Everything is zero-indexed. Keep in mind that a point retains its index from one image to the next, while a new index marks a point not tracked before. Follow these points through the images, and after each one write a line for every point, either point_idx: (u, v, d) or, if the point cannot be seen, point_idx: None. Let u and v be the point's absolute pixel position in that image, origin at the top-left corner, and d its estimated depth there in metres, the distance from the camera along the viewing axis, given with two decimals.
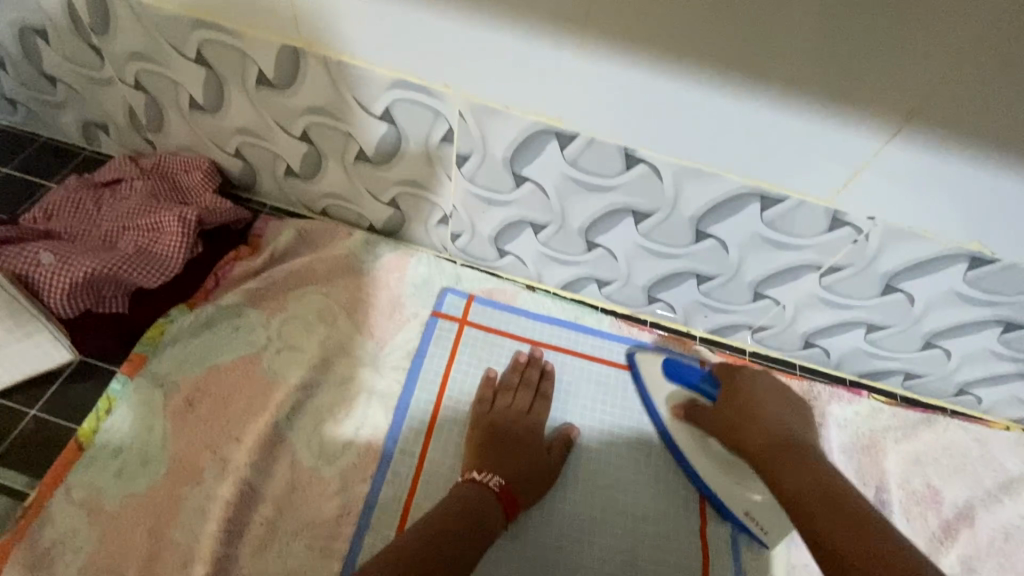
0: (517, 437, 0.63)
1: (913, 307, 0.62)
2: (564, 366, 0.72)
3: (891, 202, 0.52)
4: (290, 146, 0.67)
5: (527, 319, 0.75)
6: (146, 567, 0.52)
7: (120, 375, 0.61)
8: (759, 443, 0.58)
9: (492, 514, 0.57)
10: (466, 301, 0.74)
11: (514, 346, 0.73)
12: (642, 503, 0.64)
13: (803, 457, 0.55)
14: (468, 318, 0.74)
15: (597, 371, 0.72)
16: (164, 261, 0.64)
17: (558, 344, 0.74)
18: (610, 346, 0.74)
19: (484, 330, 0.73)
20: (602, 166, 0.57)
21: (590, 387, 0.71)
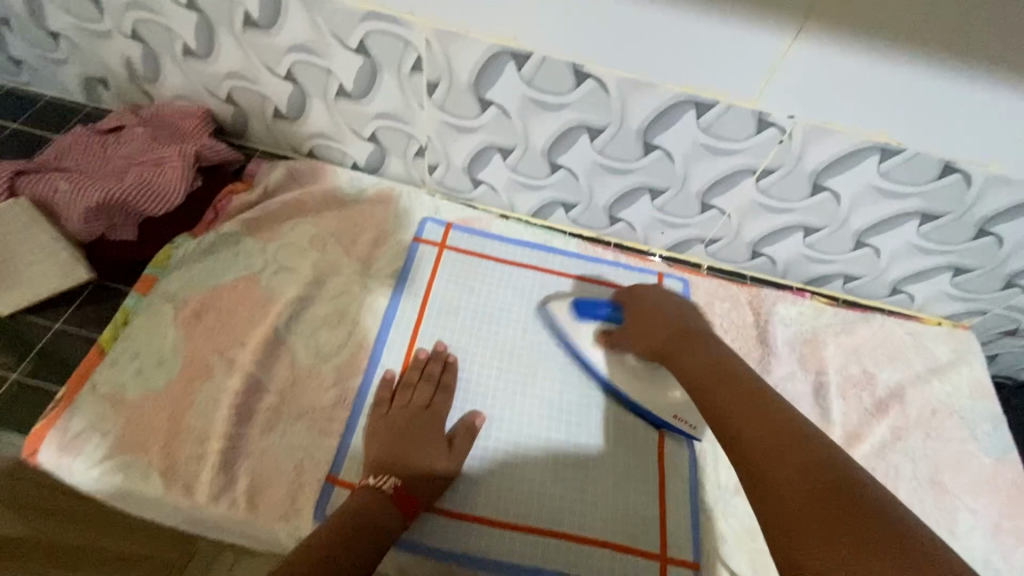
0: (413, 435, 0.62)
1: (840, 205, 0.70)
2: (533, 281, 0.79)
3: (805, 100, 0.59)
4: (277, 87, 0.74)
5: (501, 243, 0.81)
6: (167, 444, 0.59)
7: (134, 293, 0.68)
8: (666, 344, 0.64)
9: (387, 517, 0.56)
10: (444, 228, 0.81)
11: (489, 265, 0.79)
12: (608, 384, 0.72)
13: (702, 344, 0.61)
14: (447, 243, 0.80)
15: (565, 284, 0.79)
16: (168, 192, 0.70)
17: (529, 263, 0.80)
18: (577, 264, 0.81)
19: (462, 253, 0.80)
20: (555, 84, 0.64)
21: (558, 297, 0.78)
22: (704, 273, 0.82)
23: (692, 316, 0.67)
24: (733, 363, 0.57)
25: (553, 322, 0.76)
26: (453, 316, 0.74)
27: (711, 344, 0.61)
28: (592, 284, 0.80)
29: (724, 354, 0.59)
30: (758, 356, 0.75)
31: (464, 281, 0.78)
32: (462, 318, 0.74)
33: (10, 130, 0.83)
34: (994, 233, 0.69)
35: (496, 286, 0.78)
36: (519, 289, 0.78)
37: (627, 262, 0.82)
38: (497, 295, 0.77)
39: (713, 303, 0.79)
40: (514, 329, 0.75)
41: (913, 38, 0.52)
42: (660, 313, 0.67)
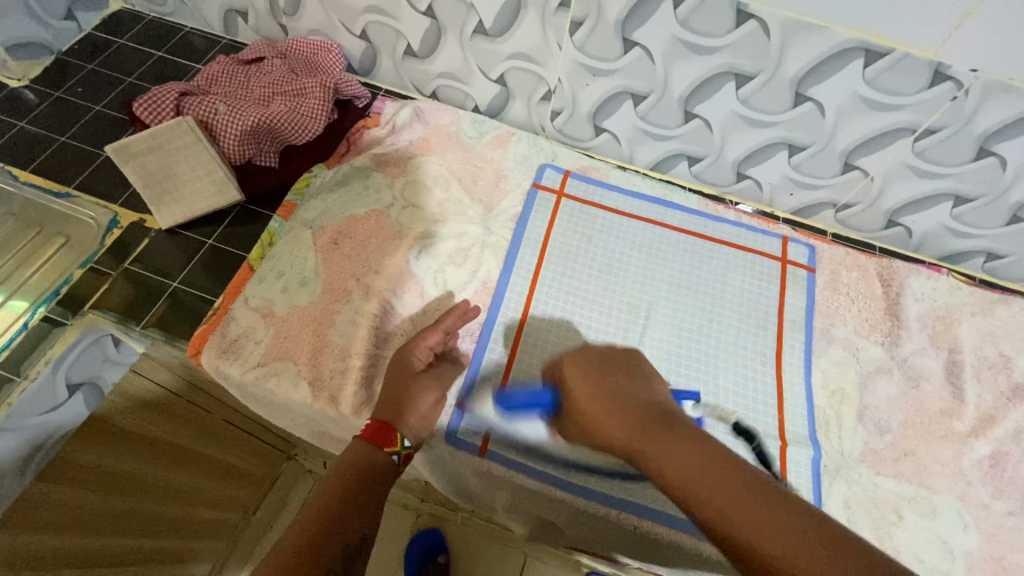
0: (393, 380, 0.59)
1: (1004, 173, 0.65)
2: (651, 234, 0.77)
3: (996, 51, 0.55)
4: (414, 23, 0.75)
5: (617, 194, 0.80)
6: (313, 357, 0.63)
7: (277, 217, 0.72)
8: (626, 433, 0.49)
9: (379, 465, 0.54)
10: (563, 175, 0.80)
11: (607, 215, 0.78)
12: (732, 340, 0.70)
13: (677, 434, 0.47)
14: (564, 191, 0.79)
15: (684, 239, 0.77)
16: (309, 121, 0.74)
17: (647, 216, 0.78)
18: (695, 220, 0.78)
19: (579, 202, 0.79)
20: (710, 25, 0.61)
21: (678, 251, 0.76)
22: (831, 241, 0.78)
23: (646, 390, 0.53)
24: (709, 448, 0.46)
25: (673, 275, 0.74)
26: (572, 262, 0.74)
27: (687, 427, 0.48)
28: (713, 241, 0.77)
29: (733, 456, 0.45)
30: (887, 328, 0.72)
31: (582, 231, 0.77)
32: (580, 266, 0.74)
33: (156, 58, 0.87)
34: None
35: (613, 235, 0.77)
36: (634, 241, 0.76)
37: (749, 223, 0.79)
38: (613, 245, 0.76)
39: (839, 270, 0.76)
40: (631, 282, 0.73)
41: None
42: (624, 402, 0.51)
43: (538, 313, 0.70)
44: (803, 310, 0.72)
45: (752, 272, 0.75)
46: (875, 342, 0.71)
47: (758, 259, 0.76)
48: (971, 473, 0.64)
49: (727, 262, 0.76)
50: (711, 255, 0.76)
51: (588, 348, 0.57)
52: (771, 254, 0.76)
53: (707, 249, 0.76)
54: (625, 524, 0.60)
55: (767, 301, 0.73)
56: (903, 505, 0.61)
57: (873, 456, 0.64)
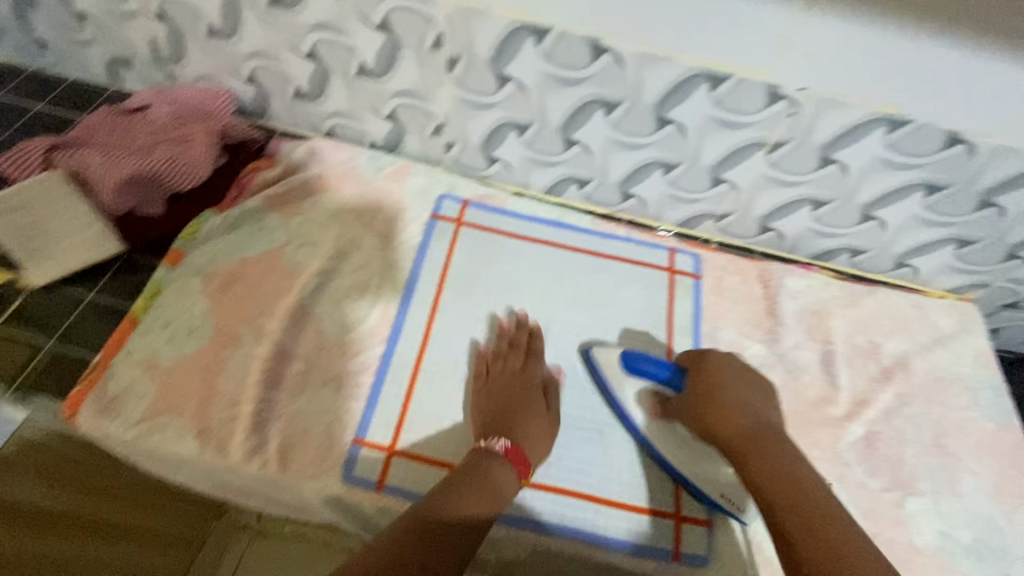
0: (519, 399, 0.64)
1: (848, 178, 0.72)
2: (548, 255, 0.80)
3: (816, 72, 0.61)
4: (298, 66, 0.76)
5: (515, 219, 0.83)
6: (201, 406, 0.62)
7: (163, 265, 0.70)
8: (737, 434, 0.58)
9: (503, 477, 0.58)
10: (461, 205, 0.83)
11: (506, 241, 0.81)
12: (623, 353, 0.73)
13: (775, 448, 0.56)
14: (464, 220, 0.81)
15: (578, 258, 0.81)
16: (195, 166, 0.73)
17: (542, 238, 0.82)
18: (588, 239, 0.83)
19: (478, 229, 0.81)
20: (572, 58, 0.66)
21: (572, 270, 0.80)
22: (714, 248, 0.84)
23: (758, 405, 0.61)
24: (809, 482, 0.54)
25: (569, 293, 0.78)
26: (471, 289, 0.76)
27: (776, 440, 0.58)
28: (605, 257, 0.81)
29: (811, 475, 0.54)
30: (767, 327, 0.77)
31: (481, 257, 0.79)
32: (478, 293, 0.75)
33: (35, 110, 0.85)
34: (996, 204, 0.71)
35: (511, 259, 0.79)
36: (532, 264, 0.79)
37: (638, 237, 0.84)
38: (511, 269, 0.78)
39: (723, 276, 0.81)
40: (528, 304, 0.76)
41: (923, 7, 0.54)
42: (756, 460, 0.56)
43: (437, 341, 0.70)
44: (690, 315, 0.77)
45: (642, 283, 0.80)
46: (758, 341, 0.76)
47: (646, 271, 0.81)
48: (848, 453, 0.69)
49: (619, 275, 0.80)
50: (605, 270, 0.80)
51: (720, 352, 0.66)
52: (657, 265, 0.81)
53: (599, 265, 0.80)
54: (528, 540, 0.62)
55: (655, 309, 0.78)
56: None
57: None
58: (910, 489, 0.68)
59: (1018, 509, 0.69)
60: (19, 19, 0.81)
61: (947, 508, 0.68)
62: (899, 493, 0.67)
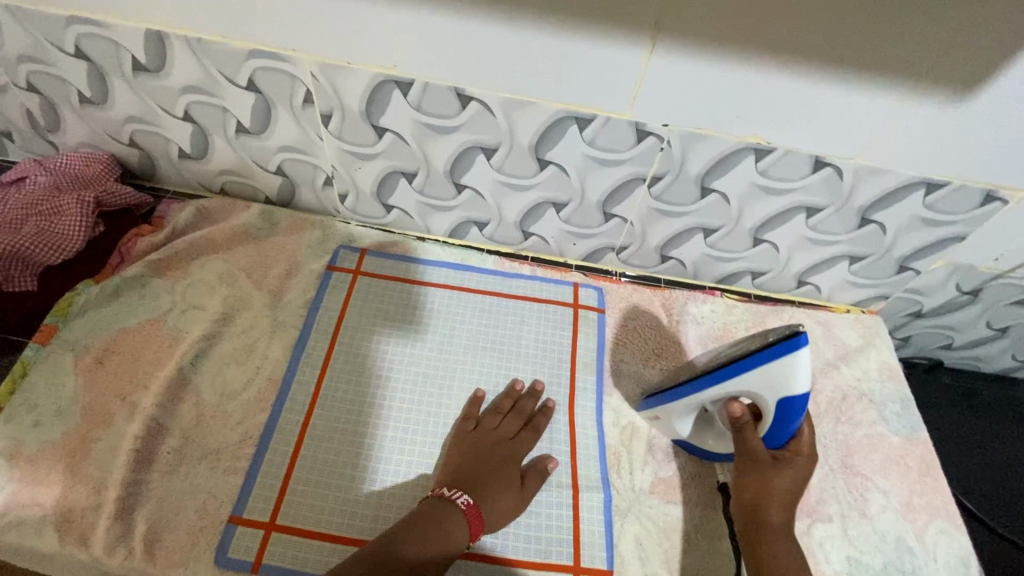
0: (495, 465, 0.63)
1: (731, 205, 0.73)
2: (450, 300, 0.79)
3: (677, 108, 0.62)
4: (176, 128, 0.75)
5: (416, 265, 0.82)
6: (64, 496, 0.58)
7: (32, 343, 0.66)
8: (770, 510, 0.58)
9: (457, 532, 0.57)
10: (359, 255, 0.81)
11: (405, 288, 0.79)
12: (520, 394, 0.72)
13: (790, 546, 0.57)
14: (361, 269, 0.80)
15: (481, 300, 0.80)
16: (65, 240, 0.71)
17: (444, 282, 0.81)
18: (490, 279, 0.82)
19: (376, 278, 0.79)
20: (442, 108, 0.66)
21: (475, 314, 0.78)
22: (618, 280, 0.84)
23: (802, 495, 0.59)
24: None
25: (470, 338, 0.76)
26: (367, 341, 0.74)
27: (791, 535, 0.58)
28: (510, 297, 0.80)
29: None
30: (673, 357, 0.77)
31: (379, 307, 0.77)
32: (374, 345, 0.74)
33: None
34: (876, 221, 0.73)
35: (410, 307, 0.78)
36: (434, 310, 0.78)
37: (542, 274, 0.83)
38: (410, 317, 0.77)
39: (628, 308, 0.81)
40: (425, 352, 0.74)
41: (762, 44, 0.55)
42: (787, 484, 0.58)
43: (328, 400, 0.68)
44: (594, 351, 0.76)
45: (546, 321, 0.78)
46: (662, 373, 0.75)
47: (550, 308, 0.80)
48: None
49: (523, 315, 0.79)
50: (508, 311, 0.79)
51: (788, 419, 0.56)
52: (562, 301, 0.80)
53: (503, 306, 0.79)
54: None
55: (560, 348, 0.76)
56: (694, 532, 0.64)
57: (662, 486, 0.66)
58: (819, 515, 0.67)
59: (928, 525, 0.69)
60: None
61: (855, 531, 0.67)
62: (807, 521, 0.67)
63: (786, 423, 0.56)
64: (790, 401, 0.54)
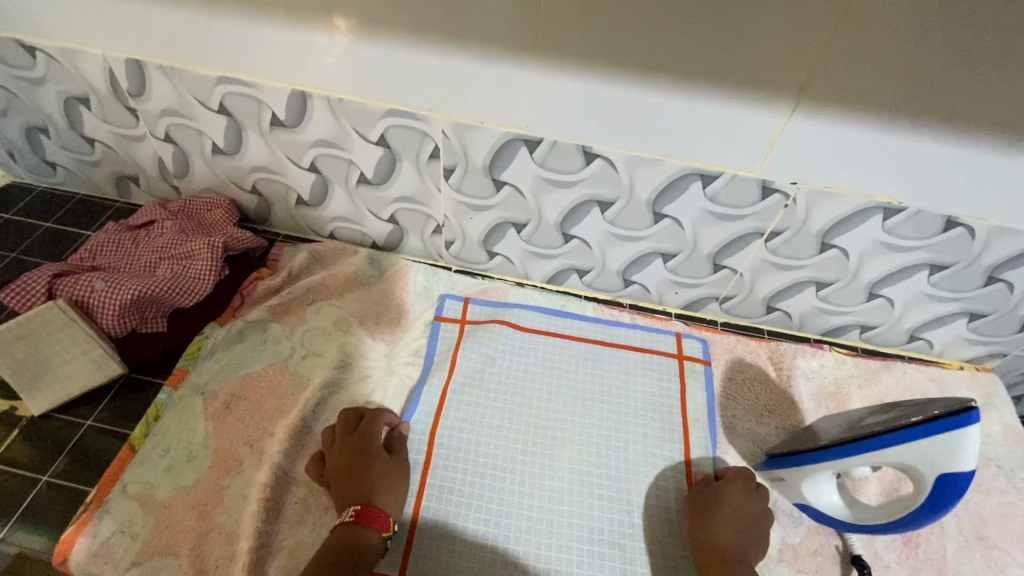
0: (350, 474, 0.61)
1: (850, 260, 0.72)
2: (555, 347, 0.79)
3: (807, 166, 0.62)
4: (300, 178, 0.78)
5: (521, 310, 0.82)
6: (198, 545, 0.58)
7: (166, 387, 0.69)
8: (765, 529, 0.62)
9: (367, 539, 0.57)
10: (463, 304, 0.82)
11: (510, 334, 0.80)
12: (633, 449, 0.71)
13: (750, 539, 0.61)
14: (467, 318, 0.81)
15: (586, 348, 0.79)
16: (197, 283, 0.73)
17: (547, 329, 0.81)
18: (592, 326, 0.82)
19: (482, 326, 0.80)
20: (565, 164, 0.67)
21: (580, 362, 0.78)
22: (721, 330, 0.83)
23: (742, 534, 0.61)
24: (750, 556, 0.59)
25: (578, 388, 0.76)
26: (477, 386, 0.74)
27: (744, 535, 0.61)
28: (613, 346, 0.80)
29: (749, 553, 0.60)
30: (786, 414, 0.75)
31: (487, 355, 0.77)
32: (483, 395, 0.74)
33: (44, 229, 0.86)
34: (1004, 279, 0.70)
35: (518, 355, 0.78)
36: (540, 358, 0.78)
37: (643, 322, 0.83)
38: (518, 365, 0.77)
39: (733, 361, 0.79)
40: (534, 402, 0.74)
41: (909, 109, 0.55)
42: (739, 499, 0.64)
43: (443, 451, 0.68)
44: (704, 405, 0.75)
45: (652, 372, 0.78)
46: (776, 431, 0.73)
47: (654, 359, 0.79)
48: (887, 554, 0.65)
49: (628, 364, 0.78)
50: (613, 360, 0.78)
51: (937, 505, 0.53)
52: (667, 352, 0.79)
53: (608, 355, 0.79)
54: None
55: (670, 400, 0.75)
56: None
57: (790, 553, 0.64)
58: None
59: None
60: (30, 143, 0.84)
61: None
62: None
63: (941, 505, 0.53)
64: (953, 479, 0.51)
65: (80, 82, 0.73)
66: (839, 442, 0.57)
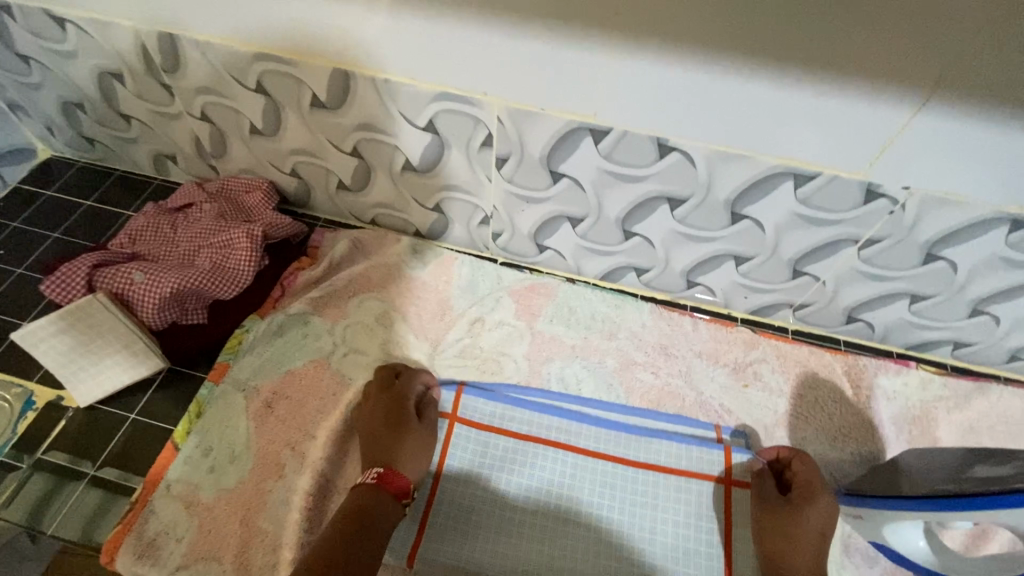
0: (388, 426, 0.62)
1: (957, 274, 0.62)
2: (565, 462, 0.65)
3: (925, 169, 0.53)
4: (341, 162, 0.73)
5: (517, 408, 0.68)
6: (241, 551, 0.57)
7: (208, 381, 0.67)
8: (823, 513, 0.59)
9: (383, 505, 0.56)
10: (455, 393, 0.68)
11: (508, 442, 0.66)
12: (660, 539, 0.61)
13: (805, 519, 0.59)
14: (458, 413, 0.67)
15: (604, 467, 0.65)
16: (237, 275, 0.71)
17: (554, 439, 0.66)
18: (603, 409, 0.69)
19: (475, 424, 0.67)
20: (635, 157, 0.60)
21: (591, 485, 0.64)
22: (792, 339, 0.75)
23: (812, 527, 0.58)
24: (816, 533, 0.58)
25: (587, 519, 0.62)
26: (477, 492, 0.63)
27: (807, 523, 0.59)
28: (641, 466, 0.65)
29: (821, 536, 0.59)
30: (862, 438, 0.68)
31: (479, 468, 0.64)
32: (476, 515, 0.62)
33: (85, 206, 0.84)
34: None
35: (519, 473, 0.64)
36: (546, 476, 0.64)
37: (685, 412, 0.70)
38: (522, 483, 0.64)
39: (805, 375, 0.72)
40: (539, 508, 0.62)
41: None
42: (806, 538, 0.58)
43: (426, 565, 0.59)
44: (770, 422, 0.70)
45: (683, 508, 0.63)
46: (851, 457, 0.67)
47: (680, 479, 0.65)
48: None
49: (655, 493, 0.64)
50: (634, 484, 0.64)
51: None
52: (703, 473, 0.65)
53: (621, 475, 0.65)
54: None
55: (707, 553, 0.61)
56: None
57: None
58: None
59: None
60: (66, 118, 0.81)
61: None
62: None
63: None
64: None
65: (112, 55, 0.68)
66: (931, 496, 0.51)
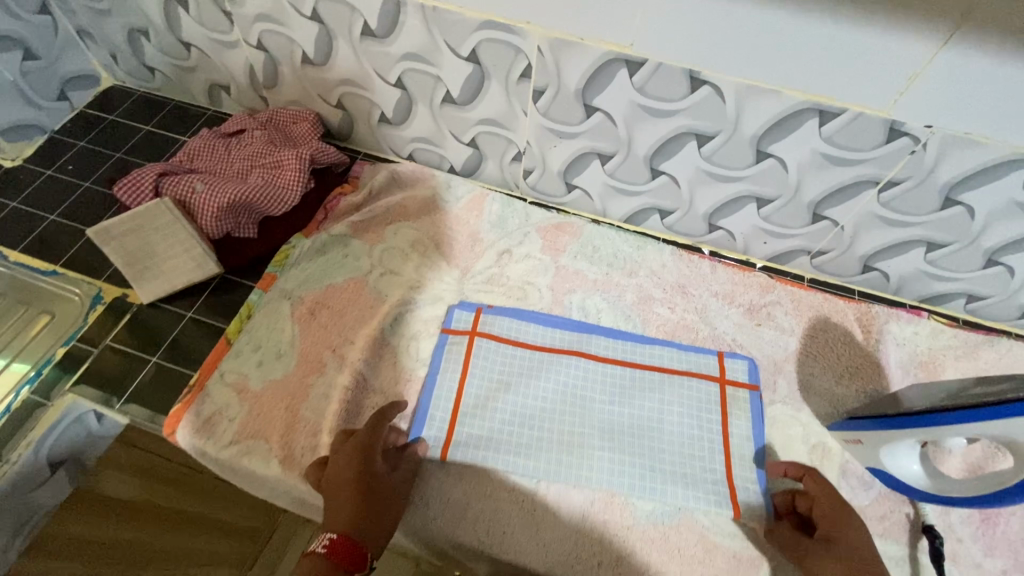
0: (349, 470, 0.57)
1: (974, 221, 0.64)
2: (579, 370, 0.70)
3: (949, 107, 0.55)
4: (385, 93, 0.77)
5: (534, 325, 0.74)
6: (286, 434, 0.63)
7: (257, 289, 0.73)
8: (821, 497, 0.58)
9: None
10: (474, 315, 0.73)
11: (527, 354, 0.71)
12: (671, 431, 0.67)
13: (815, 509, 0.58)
14: (478, 330, 0.72)
15: (613, 371, 0.71)
16: (285, 193, 0.76)
17: (571, 348, 0.72)
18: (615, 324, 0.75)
19: (496, 339, 0.72)
20: (666, 91, 0.63)
21: (603, 388, 0.69)
22: (807, 286, 0.78)
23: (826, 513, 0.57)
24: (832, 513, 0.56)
25: (602, 416, 0.67)
26: (498, 398, 0.68)
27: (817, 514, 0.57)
28: (647, 368, 0.71)
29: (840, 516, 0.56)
30: (870, 378, 0.71)
31: (500, 374, 0.69)
32: (496, 411, 0.67)
33: (144, 131, 0.91)
34: None
35: (537, 378, 0.69)
36: (563, 380, 0.69)
37: (698, 344, 0.74)
38: (541, 388, 0.69)
39: (818, 319, 0.75)
40: (559, 405, 0.67)
41: None
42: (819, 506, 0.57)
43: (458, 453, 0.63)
44: (781, 359, 0.73)
45: (685, 403, 0.69)
46: (857, 394, 0.70)
47: (684, 381, 0.70)
48: (960, 528, 0.62)
49: (662, 394, 0.69)
50: (642, 386, 0.70)
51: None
52: (706, 375, 0.71)
53: (630, 378, 0.70)
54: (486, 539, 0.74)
55: (709, 438, 0.66)
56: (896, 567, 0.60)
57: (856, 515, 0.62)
58: None
59: None
60: (132, 46, 0.86)
61: None
62: None
63: None
64: None
65: None
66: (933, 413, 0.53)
